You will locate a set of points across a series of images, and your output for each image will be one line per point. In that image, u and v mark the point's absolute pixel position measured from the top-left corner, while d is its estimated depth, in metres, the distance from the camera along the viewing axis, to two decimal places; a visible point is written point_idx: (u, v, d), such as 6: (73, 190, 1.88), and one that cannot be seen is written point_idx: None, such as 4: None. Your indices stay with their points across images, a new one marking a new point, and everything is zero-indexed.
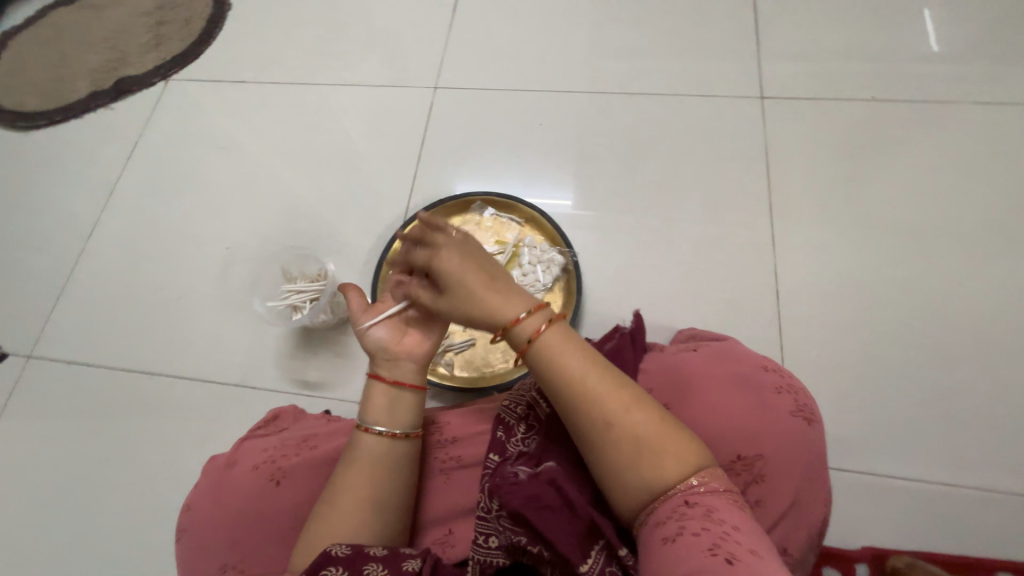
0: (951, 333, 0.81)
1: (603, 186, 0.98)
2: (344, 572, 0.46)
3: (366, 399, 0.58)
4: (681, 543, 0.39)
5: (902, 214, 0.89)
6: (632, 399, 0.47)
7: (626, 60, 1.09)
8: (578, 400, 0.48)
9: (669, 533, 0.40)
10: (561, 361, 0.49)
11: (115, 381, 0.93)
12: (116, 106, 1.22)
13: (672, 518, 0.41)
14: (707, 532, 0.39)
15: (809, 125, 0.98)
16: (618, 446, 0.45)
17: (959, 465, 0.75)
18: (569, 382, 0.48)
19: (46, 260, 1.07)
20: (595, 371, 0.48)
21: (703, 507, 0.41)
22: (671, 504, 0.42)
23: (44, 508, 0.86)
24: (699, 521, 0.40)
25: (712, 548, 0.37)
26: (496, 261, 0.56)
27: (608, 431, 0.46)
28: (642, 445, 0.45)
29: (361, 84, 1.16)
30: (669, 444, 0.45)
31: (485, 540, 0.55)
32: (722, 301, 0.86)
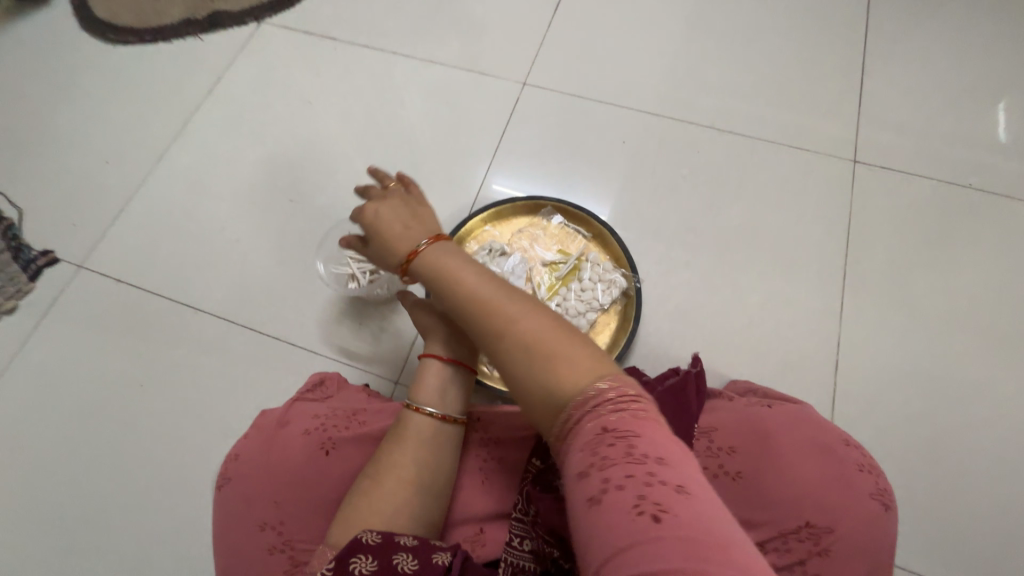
0: (1013, 444, 0.78)
1: (676, 218, 0.96)
2: (374, 560, 0.45)
3: (418, 380, 0.59)
4: (608, 502, 0.33)
5: (980, 310, 0.86)
6: (524, 306, 0.47)
7: (722, 96, 1.07)
8: (472, 314, 0.49)
9: (594, 491, 0.34)
10: (458, 278, 0.51)
11: (160, 308, 0.93)
12: (206, 38, 1.22)
13: (595, 466, 0.35)
14: (632, 481, 0.34)
15: (899, 199, 0.95)
16: (520, 360, 0.44)
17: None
18: (464, 297, 0.50)
19: (113, 175, 1.08)
20: (497, 289, 0.50)
21: (624, 442, 0.36)
22: (587, 440, 0.37)
23: (69, 418, 0.86)
24: (621, 466, 0.35)
25: (637, 506, 0.32)
26: (418, 207, 0.61)
27: (502, 340, 0.46)
28: (535, 351, 0.44)
29: (450, 66, 1.15)
30: (565, 350, 0.43)
31: (518, 543, 0.55)
32: (778, 359, 0.84)
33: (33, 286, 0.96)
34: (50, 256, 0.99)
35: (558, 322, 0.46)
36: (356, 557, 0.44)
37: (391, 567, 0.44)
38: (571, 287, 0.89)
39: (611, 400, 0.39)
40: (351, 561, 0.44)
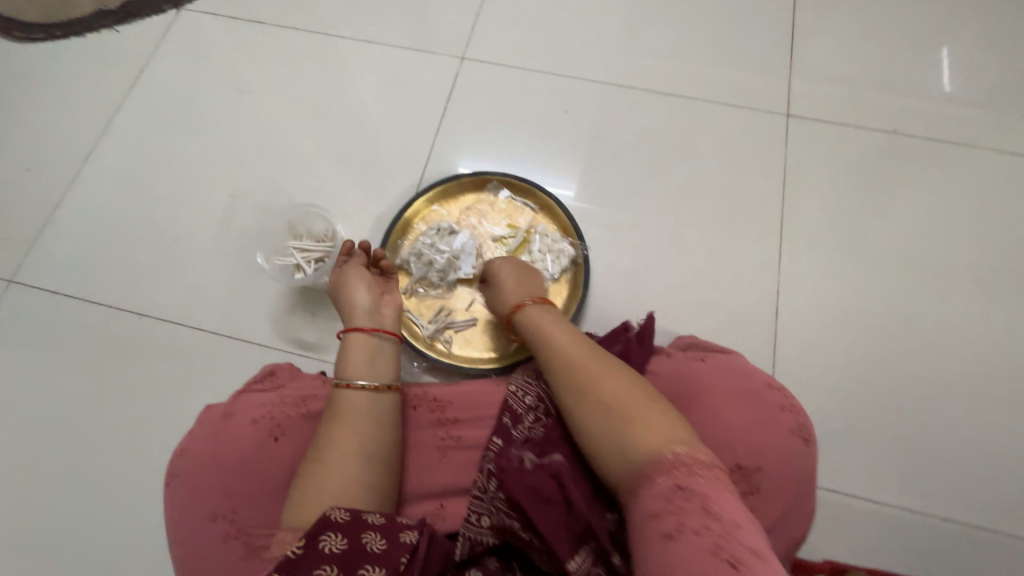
0: (940, 369, 0.83)
1: (621, 183, 0.98)
2: (343, 537, 0.45)
3: (346, 359, 0.62)
4: (683, 542, 0.37)
5: (908, 248, 0.91)
6: (605, 370, 0.53)
7: (659, 58, 1.07)
8: (563, 370, 0.55)
9: (669, 531, 0.38)
10: (556, 340, 0.59)
11: (103, 316, 0.90)
12: (122, 30, 1.15)
13: (670, 513, 0.39)
14: (708, 532, 0.37)
15: (830, 149, 0.99)
16: (599, 412, 0.50)
17: (932, 494, 0.76)
18: (557, 353, 0.57)
19: (35, 182, 1.02)
20: (583, 349, 0.56)
21: (699, 498, 0.40)
22: (662, 491, 0.41)
23: (15, 436, 0.83)
24: (697, 517, 0.38)
25: (715, 550, 0.36)
26: (531, 272, 0.72)
27: (585, 397, 0.51)
28: (616, 412, 0.48)
29: (386, 43, 1.12)
30: (646, 413, 0.48)
31: (478, 519, 0.56)
32: (723, 311, 0.88)
33: None
34: None
35: (638, 384, 0.51)
36: (326, 534, 0.44)
37: (360, 544, 0.45)
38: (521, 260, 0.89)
39: (688, 462, 0.43)
40: (321, 538, 0.44)
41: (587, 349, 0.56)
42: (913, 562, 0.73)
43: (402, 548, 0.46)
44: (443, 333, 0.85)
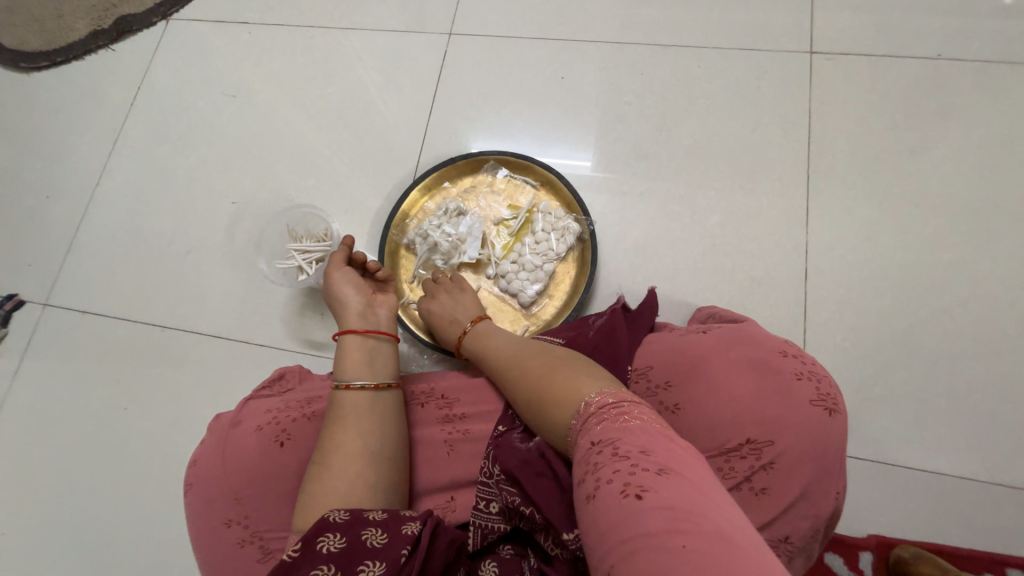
0: (1001, 324, 0.74)
1: (626, 149, 0.91)
2: (342, 536, 0.46)
3: (341, 362, 0.62)
4: (601, 496, 0.37)
5: (957, 190, 0.81)
6: (529, 354, 0.56)
7: (662, 6, 0.98)
8: (500, 369, 0.58)
9: (590, 490, 0.38)
10: (488, 350, 0.62)
11: (129, 332, 0.94)
12: (118, 47, 1.17)
13: (588, 473, 0.39)
14: (619, 475, 0.37)
15: (862, 87, 0.88)
16: (528, 396, 0.52)
17: (998, 462, 0.69)
18: (491, 361, 0.60)
19: (57, 208, 1.06)
20: (505, 352, 0.60)
21: (608, 446, 0.39)
22: (582, 454, 0.41)
23: (61, 451, 0.88)
24: (609, 465, 0.38)
25: (622, 490, 0.36)
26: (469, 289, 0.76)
27: (518, 381, 0.54)
28: (542, 385, 0.51)
29: (372, 29, 1.08)
30: (564, 378, 0.50)
31: (486, 506, 0.58)
32: (746, 278, 0.81)
33: (4, 331, 0.97)
34: (14, 299, 0.99)
35: (558, 359, 0.53)
36: (323, 535, 0.45)
37: (360, 540, 0.45)
38: (525, 242, 0.85)
39: (596, 412, 0.44)
40: (319, 539, 0.45)
41: (507, 351, 0.59)
42: (975, 536, 0.66)
43: (404, 540, 0.45)
44: None
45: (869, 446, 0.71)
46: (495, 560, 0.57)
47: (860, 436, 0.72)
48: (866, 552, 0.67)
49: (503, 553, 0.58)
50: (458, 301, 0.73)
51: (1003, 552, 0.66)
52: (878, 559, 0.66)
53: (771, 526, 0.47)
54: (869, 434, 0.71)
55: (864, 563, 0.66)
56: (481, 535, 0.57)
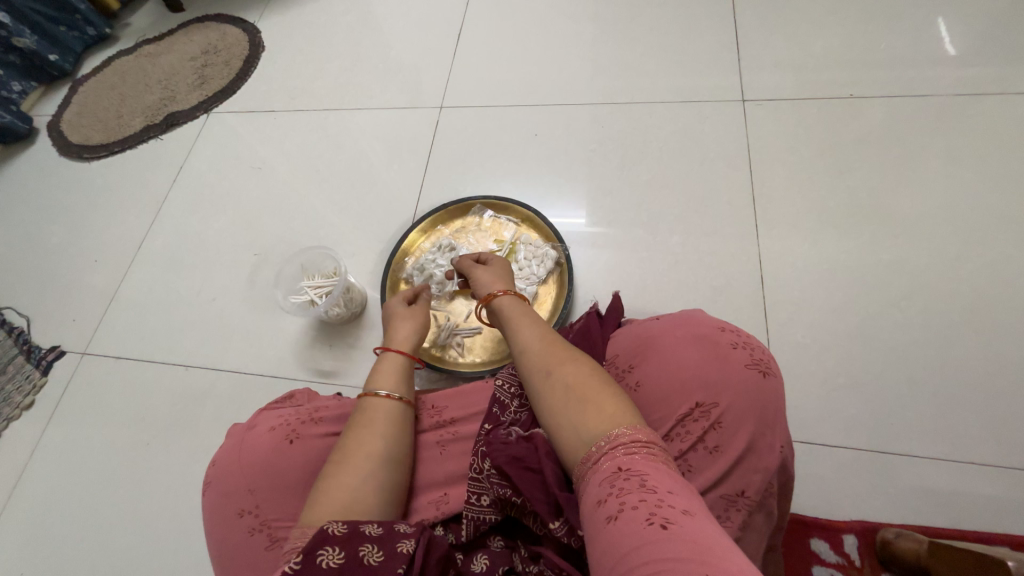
0: (941, 313, 0.82)
1: (595, 187, 1.05)
2: (340, 550, 0.48)
3: (373, 376, 0.69)
4: (624, 518, 0.39)
5: (885, 201, 0.92)
6: (566, 356, 0.55)
7: (615, 74, 1.18)
8: (529, 363, 0.57)
9: (612, 511, 0.40)
10: (523, 330, 0.61)
11: (156, 373, 1.04)
12: (166, 137, 1.39)
13: (612, 495, 0.42)
14: (645, 504, 0.39)
15: (791, 123, 1.03)
16: (548, 402, 0.53)
17: (955, 440, 0.74)
18: (524, 345, 0.59)
19: (102, 270, 1.21)
20: (545, 339, 0.58)
21: (637, 476, 0.42)
22: (605, 476, 0.43)
23: (89, 487, 0.95)
24: (636, 494, 0.40)
25: (648, 518, 0.38)
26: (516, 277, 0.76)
27: (545, 391, 0.53)
28: (571, 402, 0.50)
29: (377, 108, 1.29)
30: (596, 399, 0.49)
31: (476, 499, 0.58)
32: (708, 288, 0.91)
33: (46, 379, 1.08)
34: (57, 350, 1.11)
35: (595, 373, 0.53)
36: (323, 548, 0.47)
37: (357, 557, 0.47)
38: (510, 269, 0.96)
39: (625, 443, 0.45)
40: (319, 552, 0.47)
41: (549, 338, 0.58)
42: (944, 512, 0.70)
43: (399, 559, 0.48)
44: (457, 344, 0.92)
45: (833, 432, 0.76)
46: (485, 552, 0.57)
47: (825, 423, 0.77)
48: (851, 537, 0.70)
49: (493, 547, 0.59)
50: (492, 275, 0.74)
51: (974, 526, 0.69)
52: (864, 542, 0.69)
53: (728, 482, 0.50)
54: (836, 421, 0.77)
55: (849, 546, 0.69)
56: (474, 527, 0.58)
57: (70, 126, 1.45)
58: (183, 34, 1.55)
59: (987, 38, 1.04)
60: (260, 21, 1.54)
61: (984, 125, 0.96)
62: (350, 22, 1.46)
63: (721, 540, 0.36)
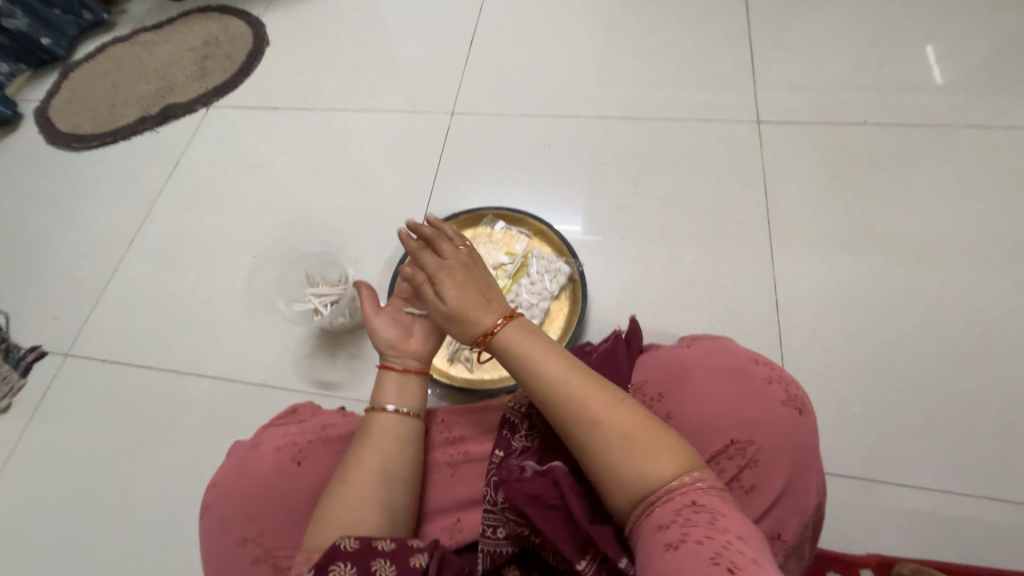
0: (953, 344, 0.83)
1: (608, 201, 1.04)
2: (353, 567, 0.45)
3: (378, 387, 0.63)
4: (687, 549, 0.38)
5: (897, 228, 0.93)
6: (611, 400, 0.49)
7: (630, 87, 1.17)
8: (563, 406, 0.50)
9: (672, 540, 0.39)
10: (547, 368, 0.52)
11: (144, 378, 0.99)
12: (162, 129, 1.34)
13: (678, 526, 0.40)
14: (711, 541, 0.38)
15: (805, 146, 1.04)
16: (599, 446, 0.47)
17: (966, 472, 0.74)
18: (553, 386, 0.51)
19: (90, 266, 1.15)
20: (581, 376, 0.51)
21: (708, 513, 0.40)
22: (674, 508, 0.42)
23: (67, 499, 0.89)
24: (702, 529, 0.39)
25: (714, 557, 0.36)
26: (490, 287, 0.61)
27: (593, 433, 0.48)
28: (628, 444, 0.46)
29: (386, 110, 1.26)
30: (658, 440, 0.46)
31: (492, 531, 0.55)
32: (723, 309, 0.90)
33: (24, 381, 1.02)
34: (37, 350, 1.05)
35: (646, 418, 0.48)
36: (335, 565, 0.44)
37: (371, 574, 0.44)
38: (521, 283, 0.94)
39: (701, 487, 0.43)
40: (331, 568, 0.44)
41: (584, 376, 0.51)
42: (956, 547, 0.70)
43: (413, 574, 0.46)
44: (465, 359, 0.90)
45: (847, 461, 0.76)
46: None
47: (839, 452, 0.77)
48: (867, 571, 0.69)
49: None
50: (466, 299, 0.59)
51: (985, 562, 0.69)
52: None
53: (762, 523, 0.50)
54: (851, 449, 0.77)
55: None
56: (490, 561, 0.55)
57: (59, 114, 1.39)
58: (184, 24, 1.50)
59: (997, 71, 1.06)
60: (265, 15, 1.50)
61: (992, 158, 0.98)
62: (359, 20, 1.43)
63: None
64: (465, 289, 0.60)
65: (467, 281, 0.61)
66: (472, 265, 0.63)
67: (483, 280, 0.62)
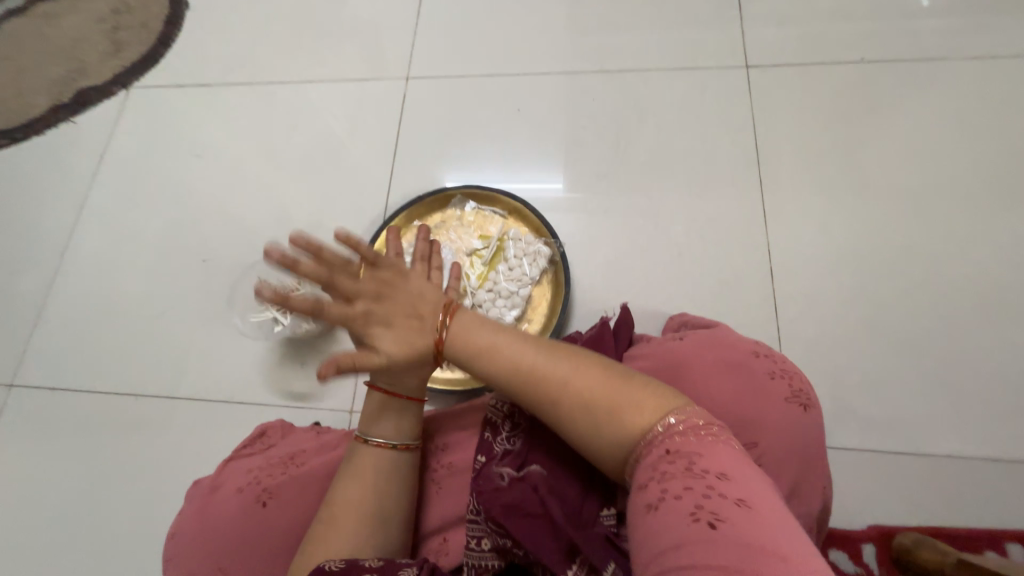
0: (954, 302, 0.79)
1: (588, 170, 0.95)
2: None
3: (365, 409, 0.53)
4: (665, 508, 0.34)
5: (897, 179, 0.86)
6: (569, 363, 0.43)
7: (605, 35, 1.04)
8: (520, 383, 0.44)
9: (652, 500, 0.35)
10: (492, 348, 0.45)
11: (102, 404, 0.91)
12: (79, 119, 1.17)
13: (655, 479, 0.36)
14: (690, 494, 0.33)
15: (798, 92, 0.94)
16: (566, 415, 0.42)
17: (966, 434, 0.73)
18: (501, 367, 0.44)
19: (21, 284, 1.04)
20: (530, 347, 0.44)
21: (684, 457, 0.36)
22: (652, 460, 0.37)
23: (37, 540, 0.84)
24: (680, 479, 0.35)
25: (693, 514, 0.32)
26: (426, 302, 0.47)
27: (555, 404, 0.42)
28: (591, 407, 0.41)
29: (333, 79, 1.12)
30: (627, 395, 0.40)
31: (476, 544, 0.48)
32: (716, 282, 0.84)
33: None
34: None
35: (609, 371, 0.43)
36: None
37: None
38: (499, 269, 0.86)
39: (679, 431, 0.37)
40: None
41: (532, 343, 0.45)
42: (954, 511, 0.69)
43: None
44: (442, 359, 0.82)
45: (847, 434, 0.74)
46: None
47: (838, 426, 0.74)
48: (868, 544, 0.69)
49: None
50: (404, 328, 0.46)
51: (983, 523, 0.69)
52: (881, 550, 0.68)
53: None
54: (851, 422, 0.74)
55: (868, 556, 0.68)
56: None
57: None
58: None
59: None
60: None
61: (999, 92, 0.90)
62: None
63: (786, 538, 0.31)
64: (402, 335, 0.46)
65: (398, 322, 0.46)
66: (388, 292, 0.47)
67: (412, 305, 0.47)
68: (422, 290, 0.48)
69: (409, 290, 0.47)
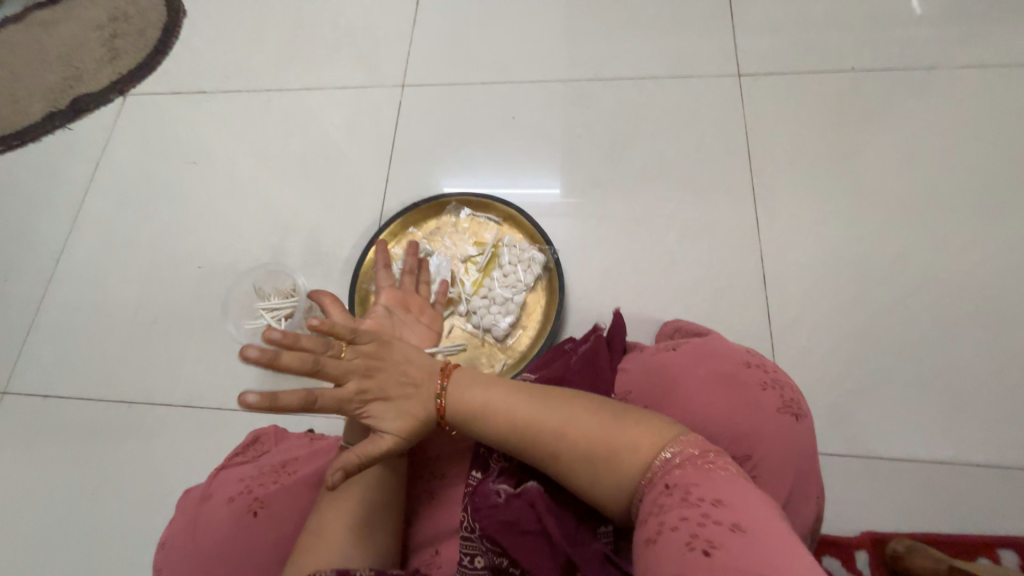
0: (946, 309, 0.79)
1: (582, 176, 0.95)
2: None
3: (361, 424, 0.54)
4: (663, 541, 0.34)
5: (888, 186, 0.87)
6: (562, 406, 0.44)
7: (599, 43, 1.05)
8: (520, 437, 0.44)
9: (651, 533, 0.35)
10: (487, 401, 0.45)
11: (95, 412, 0.91)
12: (75, 126, 1.17)
13: (653, 513, 0.36)
14: (686, 523, 0.34)
15: (789, 101, 0.95)
16: (569, 461, 0.42)
17: (958, 441, 0.73)
18: (500, 420, 0.44)
19: (15, 290, 1.03)
20: (522, 396, 0.45)
21: (681, 489, 0.36)
22: (653, 495, 0.38)
23: (28, 548, 0.83)
24: (676, 510, 0.35)
25: (689, 542, 0.33)
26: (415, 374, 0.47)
27: (557, 452, 0.42)
28: (593, 450, 0.41)
29: (329, 87, 1.12)
30: (622, 431, 0.41)
31: (470, 561, 0.48)
32: (709, 288, 0.85)
33: None
34: None
35: (604, 410, 0.43)
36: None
37: None
38: (494, 276, 0.87)
39: (677, 463, 0.38)
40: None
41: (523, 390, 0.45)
42: (947, 518, 0.69)
43: None
44: None
45: (840, 440, 0.74)
46: None
47: (831, 431, 0.75)
48: (862, 551, 0.69)
49: None
50: (400, 408, 0.46)
51: (976, 530, 0.69)
52: (874, 556, 0.68)
53: None
54: (844, 428, 0.75)
55: (861, 562, 0.68)
56: None
57: None
58: None
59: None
60: None
61: (988, 101, 0.91)
62: None
63: (780, 558, 0.31)
64: (400, 408, 0.46)
65: (394, 395, 0.46)
66: (378, 363, 0.45)
67: (403, 375, 0.46)
68: (410, 355, 0.47)
69: (397, 358, 0.46)
